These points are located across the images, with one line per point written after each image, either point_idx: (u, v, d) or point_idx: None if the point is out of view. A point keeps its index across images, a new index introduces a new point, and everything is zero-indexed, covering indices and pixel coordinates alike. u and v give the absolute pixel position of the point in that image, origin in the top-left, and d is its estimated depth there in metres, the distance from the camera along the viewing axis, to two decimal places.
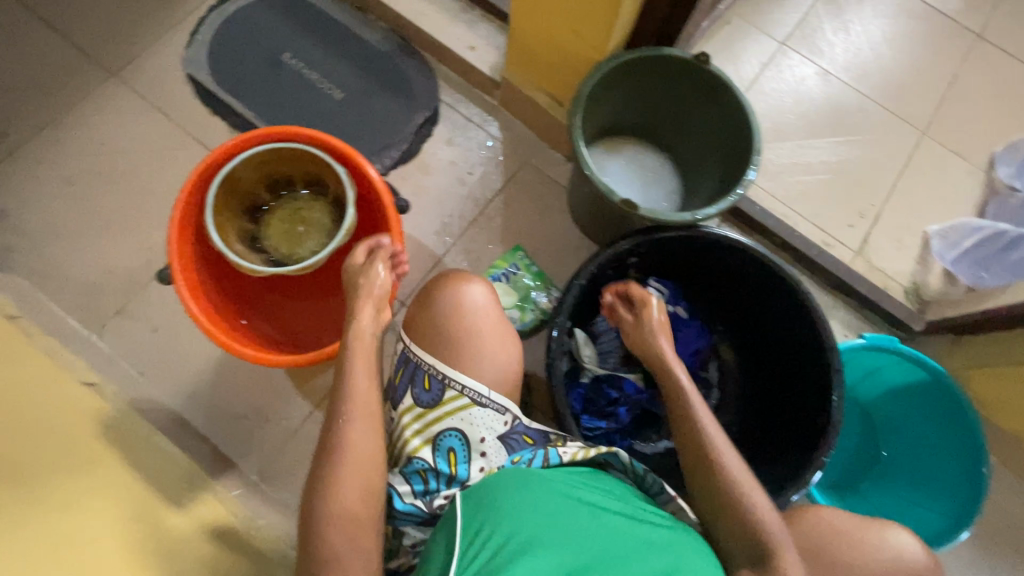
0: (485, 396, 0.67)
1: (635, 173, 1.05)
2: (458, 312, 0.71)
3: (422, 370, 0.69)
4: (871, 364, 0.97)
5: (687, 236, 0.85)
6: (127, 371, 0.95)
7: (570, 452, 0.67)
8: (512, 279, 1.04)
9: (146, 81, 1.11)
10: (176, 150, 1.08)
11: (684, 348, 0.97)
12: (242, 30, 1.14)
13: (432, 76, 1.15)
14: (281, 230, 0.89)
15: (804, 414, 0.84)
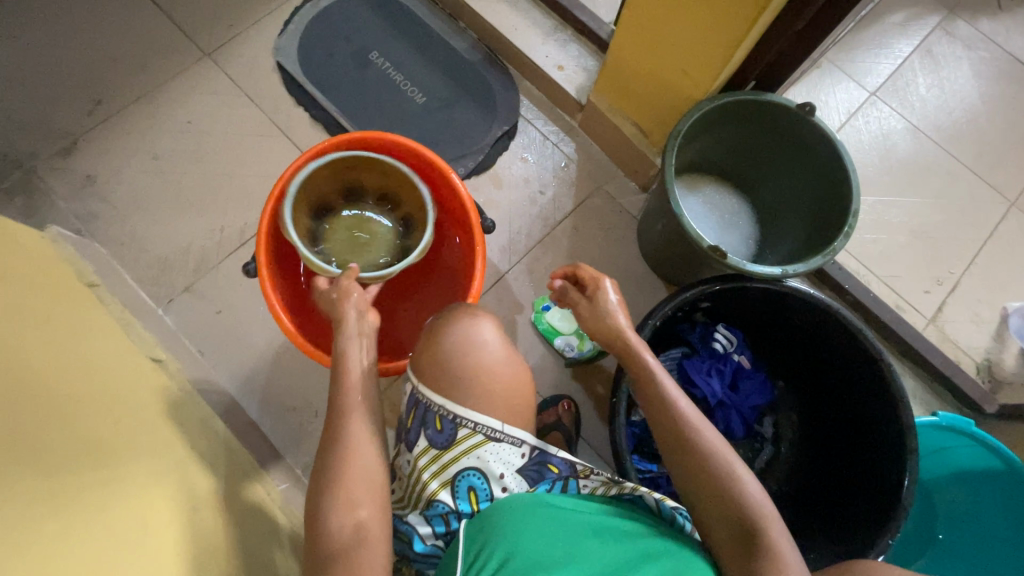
0: (498, 430, 0.62)
1: (715, 213, 1.02)
2: (468, 348, 0.67)
3: (434, 412, 0.64)
4: (939, 441, 0.93)
5: (768, 289, 0.83)
6: (189, 348, 0.97)
7: (591, 486, 0.63)
8: None
9: (238, 65, 1.13)
10: (259, 137, 1.10)
11: (743, 401, 0.97)
12: (336, 25, 1.16)
13: (515, 92, 1.16)
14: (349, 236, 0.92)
15: (868, 488, 0.81)
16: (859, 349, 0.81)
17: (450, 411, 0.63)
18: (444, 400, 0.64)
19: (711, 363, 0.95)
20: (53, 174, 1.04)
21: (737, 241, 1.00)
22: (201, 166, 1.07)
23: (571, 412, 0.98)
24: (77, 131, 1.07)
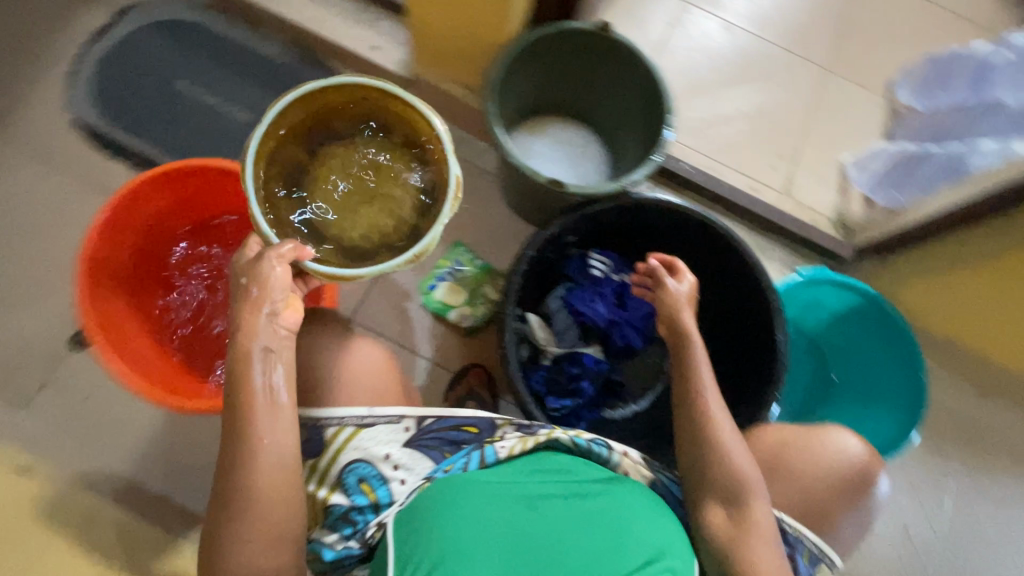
0: (366, 416, 0.79)
1: (562, 149, 1.12)
2: (335, 353, 0.83)
3: (313, 430, 0.79)
4: (811, 298, 1.16)
5: (615, 205, 0.94)
6: (31, 452, 1.07)
7: (507, 446, 0.76)
8: (457, 276, 1.16)
9: (35, 134, 1.17)
10: (68, 201, 1.16)
11: (634, 315, 1.08)
12: (124, 57, 1.19)
13: (329, 78, 1.18)
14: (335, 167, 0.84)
15: (765, 334, 0.96)
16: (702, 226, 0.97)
17: (332, 419, 0.78)
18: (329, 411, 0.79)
19: (590, 289, 1.06)
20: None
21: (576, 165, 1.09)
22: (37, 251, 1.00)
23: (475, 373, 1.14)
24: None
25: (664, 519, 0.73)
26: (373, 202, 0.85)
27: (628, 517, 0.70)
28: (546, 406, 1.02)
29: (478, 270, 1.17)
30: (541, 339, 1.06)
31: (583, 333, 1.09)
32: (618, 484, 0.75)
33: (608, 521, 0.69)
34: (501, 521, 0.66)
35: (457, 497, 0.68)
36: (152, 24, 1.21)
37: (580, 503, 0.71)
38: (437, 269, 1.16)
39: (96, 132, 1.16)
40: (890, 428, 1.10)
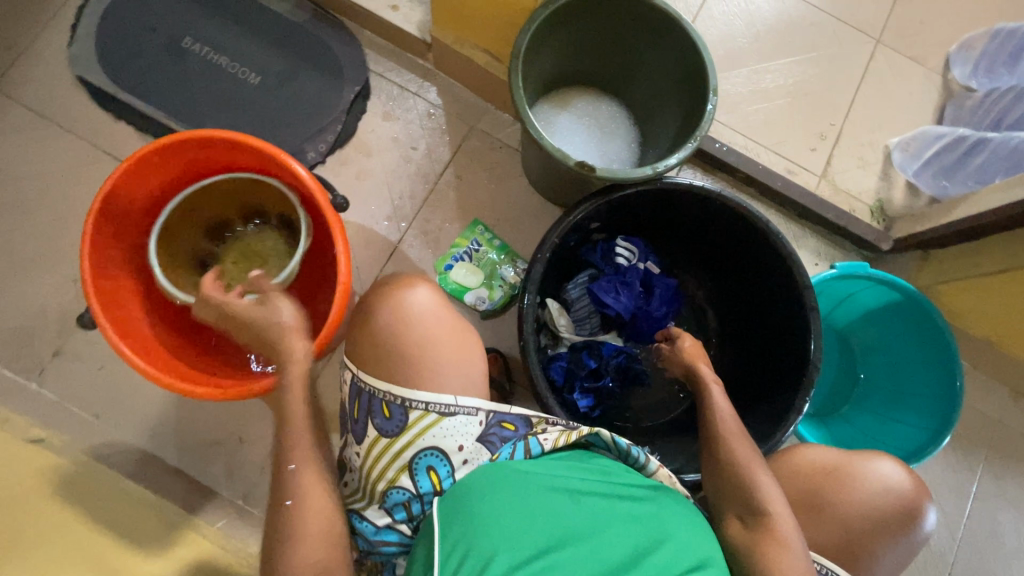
0: (451, 405, 0.67)
1: (930, 154, 1.15)
2: (405, 321, 0.71)
3: (379, 400, 0.68)
4: (886, 351, 1.05)
5: (800, 216, 1.16)
6: (39, 388, 0.94)
7: (551, 439, 0.68)
8: (475, 257, 1.05)
9: (104, 45, 1.07)
10: (176, 123, 1.06)
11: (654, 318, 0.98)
12: (148, 8, 1.09)
13: (352, 45, 1.12)
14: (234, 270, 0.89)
15: (909, 372, 1.01)
16: (735, 273, 0.96)
17: (426, 400, 0.66)
18: (386, 385, 0.68)
19: (616, 280, 0.96)
20: (64, 188, 1.03)
21: (772, 173, 1.15)
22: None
23: (635, 384, 1.00)
24: (100, 138, 1.05)
25: (704, 531, 0.64)
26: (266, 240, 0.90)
27: (677, 532, 0.61)
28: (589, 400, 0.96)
29: (499, 252, 1.06)
30: (562, 327, 0.98)
31: (601, 324, 1.00)
32: (664, 495, 0.66)
33: (649, 529, 0.60)
34: (546, 509, 0.60)
35: (513, 485, 0.61)
36: None
37: (619, 505, 0.63)
38: (453, 248, 1.05)
39: (121, 72, 1.07)
40: None
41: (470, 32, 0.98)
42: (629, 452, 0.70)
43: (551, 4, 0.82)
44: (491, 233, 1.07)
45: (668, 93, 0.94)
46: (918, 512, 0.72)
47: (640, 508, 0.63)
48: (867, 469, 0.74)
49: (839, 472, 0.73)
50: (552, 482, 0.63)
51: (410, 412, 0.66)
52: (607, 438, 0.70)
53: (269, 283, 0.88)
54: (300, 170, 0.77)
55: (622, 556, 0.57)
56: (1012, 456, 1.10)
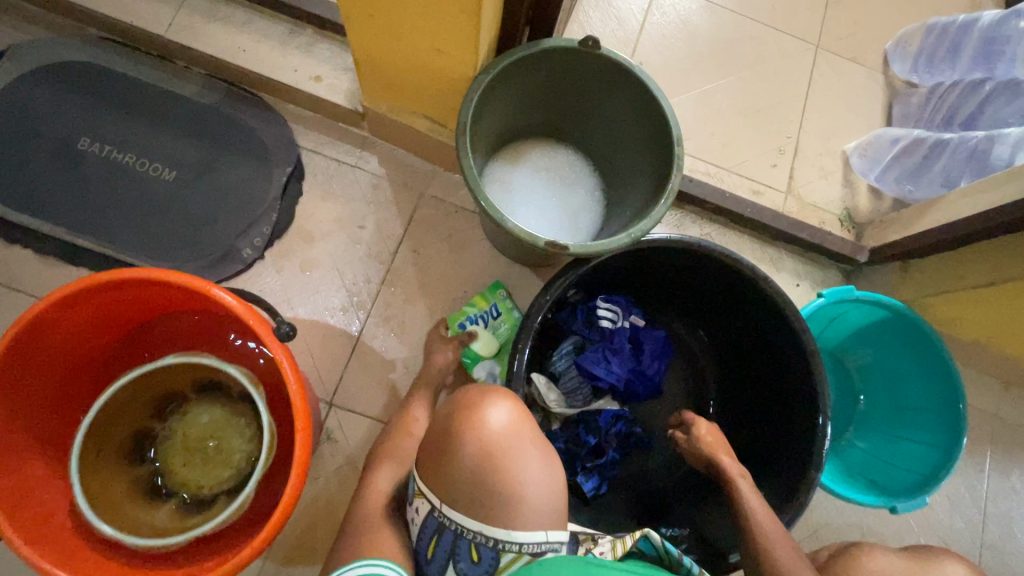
0: (542, 542, 0.58)
1: (891, 159, 1.13)
2: (496, 446, 0.60)
3: (466, 541, 0.58)
4: (885, 370, 1.02)
5: (776, 241, 1.13)
6: None
7: (607, 552, 0.64)
8: (489, 324, 0.95)
9: None
10: (82, 239, 0.93)
11: (646, 382, 0.92)
12: (34, 111, 0.96)
13: (277, 123, 1.01)
14: (193, 460, 0.75)
15: (909, 389, 0.98)
16: (725, 318, 0.91)
17: (521, 541, 0.57)
18: (478, 525, 0.57)
19: (604, 348, 0.89)
20: None
21: (740, 199, 1.11)
22: (172, 259, 0.94)
23: (637, 448, 0.94)
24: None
25: None
26: (203, 411, 0.76)
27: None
28: (589, 482, 0.87)
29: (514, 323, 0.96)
30: (552, 403, 0.87)
31: (593, 392, 0.93)
32: None
33: None
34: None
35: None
36: (47, 58, 0.99)
37: None
38: (469, 309, 0.95)
39: (8, 190, 0.93)
40: None
41: (405, 99, 0.89)
42: (683, 561, 0.63)
43: (491, 68, 0.74)
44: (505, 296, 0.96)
45: (630, 140, 0.88)
46: None
47: None
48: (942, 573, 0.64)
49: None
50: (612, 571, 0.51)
51: (501, 556, 0.57)
52: (658, 544, 0.64)
53: (240, 451, 0.75)
54: (229, 299, 0.64)
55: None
56: (1016, 450, 1.09)
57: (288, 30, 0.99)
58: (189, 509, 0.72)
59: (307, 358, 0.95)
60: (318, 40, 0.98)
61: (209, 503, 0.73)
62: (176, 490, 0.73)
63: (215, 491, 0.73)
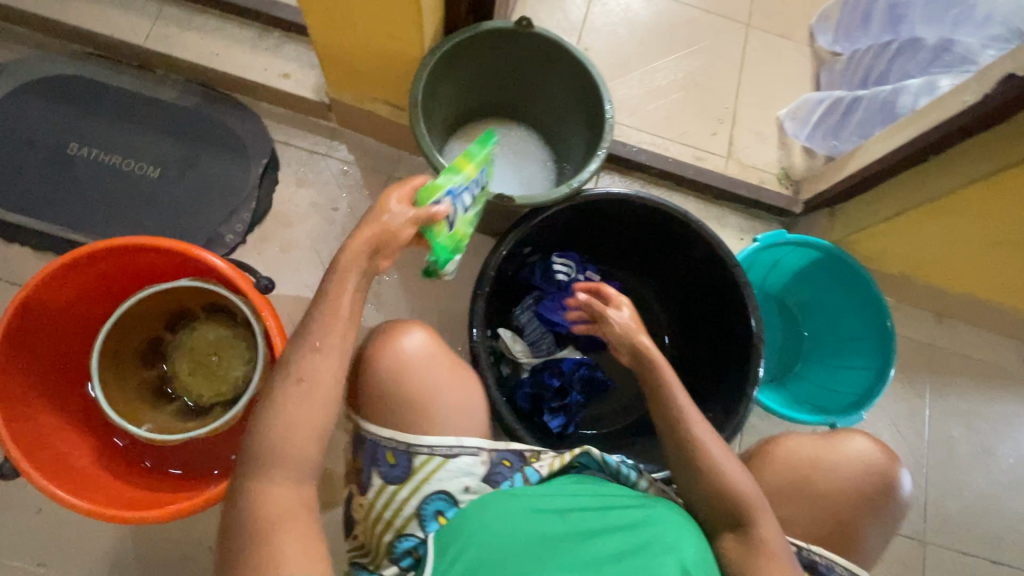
0: (454, 446, 0.66)
1: (814, 118, 1.23)
2: (408, 367, 0.69)
3: (383, 447, 0.66)
4: (824, 306, 1.11)
5: (718, 200, 1.23)
6: None
7: (546, 464, 0.70)
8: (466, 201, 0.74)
9: None
10: (76, 234, 1.01)
11: None
12: (26, 121, 1.05)
13: (251, 119, 1.10)
14: (198, 374, 0.85)
15: (844, 321, 1.08)
16: (669, 264, 1.00)
17: (431, 445, 0.65)
18: (389, 432, 0.66)
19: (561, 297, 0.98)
20: None
21: (683, 164, 1.21)
22: None
23: (601, 391, 1.02)
24: None
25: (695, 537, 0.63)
26: (210, 334, 0.86)
27: (660, 539, 0.61)
28: (554, 419, 0.95)
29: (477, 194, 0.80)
30: (517, 352, 0.98)
31: (556, 342, 1.01)
32: (653, 503, 0.67)
33: (637, 537, 0.61)
34: (527, 527, 0.61)
35: (500, 505, 0.63)
36: (36, 72, 1.07)
37: (606, 516, 0.64)
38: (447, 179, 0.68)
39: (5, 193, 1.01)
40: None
41: (365, 87, 0.98)
42: (621, 470, 0.71)
43: (437, 51, 0.84)
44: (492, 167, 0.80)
45: (569, 110, 0.97)
46: (895, 478, 0.77)
47: (627, 521, 0.63)
48: (844, 448, 0.78)
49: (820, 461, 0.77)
50: (542, 503, 0.64)
51: (415, 457, 0.65)
52: (599, 458, 0.71)
53: (234, 370, 0.84)
54: (220, 263, 0.75)
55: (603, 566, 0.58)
56: (951, 376, 1.19)
57: (257, 34, 1.08)
58: (189, 413, 0.83)
59: (291, 331, 1.03)
60: (285, 41, 1.08)
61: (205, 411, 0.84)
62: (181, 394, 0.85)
63: (211, 401, 0.84)
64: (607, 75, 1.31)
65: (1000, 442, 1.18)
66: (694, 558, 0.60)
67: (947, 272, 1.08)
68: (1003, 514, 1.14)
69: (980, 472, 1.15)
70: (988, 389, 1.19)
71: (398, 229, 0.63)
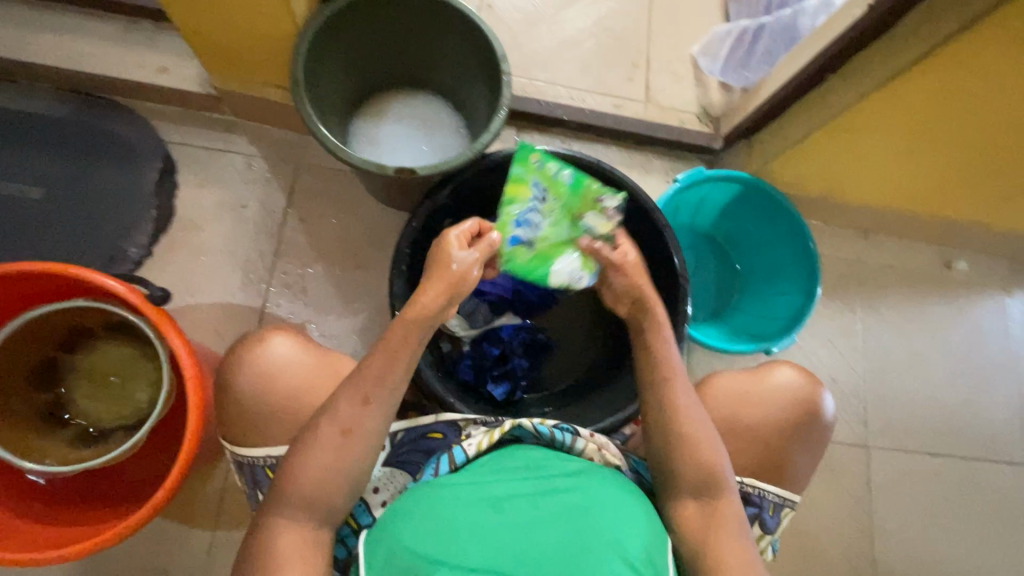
0: None
1: (722, 53, 1.24)
2: (265, 379, 0.73)
3: (259, 466, 0.73)
4: (753, 235, 1.13)
5: (639, 144, 1.23)
6: None
7: (475, 443, 0.72)
8: (540, 214, 0.78)
9: None
10: None
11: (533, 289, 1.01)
12: None
13: (136, 122, 1.03)
14: (99, 399, 0.85)
15: (773, 248, 1.10)
16: None
17: None
18: (261, 451, 0.73)
19: None
20: None
21: (600, 114, 1.19)
22: None
23: (544, 352, 1.03)
24: None
25: (637, 509, 0.65)
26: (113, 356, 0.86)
27: (594, 522, 0.61)
28: (497, 387, 0.95)
29: (568, 190, 0.79)
30: (453, 328, 0.96)
31: (492, 312, 1.00)
32: (594, 475, 0.68)
33: (576, 517, 0.62)
34: (467, 520, 0.61)
35: (434, 503, 0.62)
36: None
37: (545, 499, 0.64)
38: (509, 206, 0.77)
39: None
40: (962, 348, 1.24)
41: (249, 71, 0.92)
42: (555, 437, 0.72)
43: (311, 24, 0.78)
44: (557, 165, 0.80)
45: (468, 71, 0.94)
46: (816, 399, 0.80)
47: (567, 502, 0.64)
48: (771, 380, 0.81)
49: (748, 394, 0.80)
50: (481, 492, 0.65)
51: None
52: (531, 429, 0.72)
53: (139, 393, 0.85)
54: (111, 282, 0.70)
55: (539, 557, 0.58)
56: (879, 287, 1.24)
57: (125, 27, 0.99)
58: (87, 436, 0.84)
59: (218, 339, 0.99)
60: (158, 32, 0.99)
61: (105, 433, 0.84)
62: (77, 416, 0.85)
63: (112, 424, 0.85)
64: (515, 30, 1.26)
65: (931, 343, 1.24)
66: (631, 541, 0.60)
67: (863, 188, 1.11)
68: (937, 411, 1.21)
69: (914, 374, 1.22)
70: (915, 296, 1.25)
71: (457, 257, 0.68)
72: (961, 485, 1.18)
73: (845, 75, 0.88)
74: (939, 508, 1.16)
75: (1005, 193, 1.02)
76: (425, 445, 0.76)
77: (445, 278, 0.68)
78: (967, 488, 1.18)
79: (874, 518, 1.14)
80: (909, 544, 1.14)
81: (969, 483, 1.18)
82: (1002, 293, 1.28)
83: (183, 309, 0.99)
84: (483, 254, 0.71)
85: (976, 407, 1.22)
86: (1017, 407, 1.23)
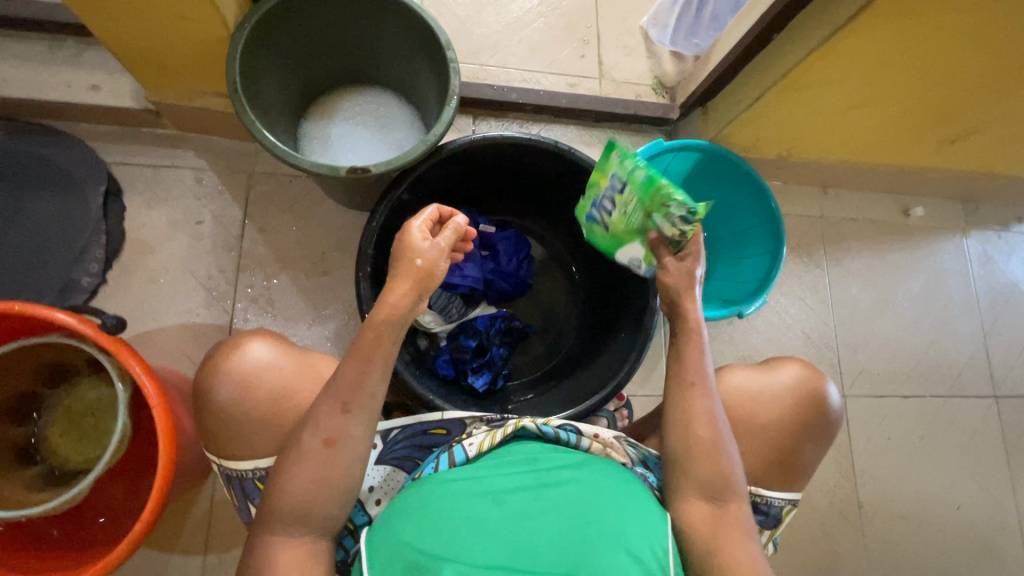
0: None
1: (670, 21, 1.22)
2: (248, 387, 0.69)
3: (249, 479, 0.70)
4: (716, 200, 1.13)
5: (597, 120, 1.22)
6: None
7: (477, 443, 0.71)
8: (614, 202, 0.79)
9: None
10: None
11: (505, 276, 1.01)
12: None
13: (72, 143, 0.98)
14: (72, 434, 0.83)
15: (737, 212, 1.11)
16: (555, 196, 0.98)
17: None
18: (249, 464, 0.69)
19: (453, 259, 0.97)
20: None
21: (555, 94, 1.18)
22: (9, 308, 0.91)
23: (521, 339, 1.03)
24: None
25: (639, 500, 0.65)
26: (85, 390, 0.84)
27: (597, 514, 0.61)
28: (476, 379, 0.94)
29: (644, 187, 0.73)
30: (428, 325, 0.95)
31: (466, 304, 1.00)
32: (593, 465, 0.68)
33: (578, 510, 0.62)
34: (472, 516, 0.61)
35: (433, 501, 0.62)
36: None
37: (546, 491, 0.64)
38: (591, 189, 0.81)
39: None
40: (925, 291, 1.28)
41: (186, 81, 0.88)
42: (560, 436, 0.72)
43: (244, 25, 0.75)
44: (637, 160, 0.74)
45: (414, 60, 0.91)
46: (824, 394, 0.81)
47: (569, 495, 0.64)
48: (779, 377, 0.82)
49: (756, 389, 0.80)
50: (480, 486, 0.64)
51: None
52: (535, 430, 0.72)
53: (112, 436, 0.83)
54: (62, 317, 0.67)
55: (544, 552, 0.58)
56: (843, 240, 1.27)
57: (47, 46, 0.94)
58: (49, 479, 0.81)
59: (187, 361, 0.97)
60: (83, 48, 0.94)
61: (66, 475, 0.82)
62: (44, 455, 0.82)
63: (78, 468, 0.83)
64: (461, 15, 1.23)
65: (896, 289, 1.27)
66: (637, 540, 0.60)
67: (818, 145, 1.13)
68: (906, 354, 1.25)
69: (882, 321, 1.25)
70: (877, 245, 1.28)
71: (435, 255, 0.64)
72: (935, 422, 1.23)
73: (795, 30, 0.88)
74: (916, 448, 1.21)
75: (952, 136, 1.05)
76: (424, 440, 0.76)
77: (410, 275, 0.63)
78: (940, 424, 1.23)
79: (856, 464, 1.18)
80: (891, 484, 1.19)
81: (941, 420, 1.23)
82: (958, 235, 1.32)
83: (146, 335, 0.96)
84: (449, 242, 0.65)
85: (943, 347, 1.27)
86: (980, 342, 1.28)
